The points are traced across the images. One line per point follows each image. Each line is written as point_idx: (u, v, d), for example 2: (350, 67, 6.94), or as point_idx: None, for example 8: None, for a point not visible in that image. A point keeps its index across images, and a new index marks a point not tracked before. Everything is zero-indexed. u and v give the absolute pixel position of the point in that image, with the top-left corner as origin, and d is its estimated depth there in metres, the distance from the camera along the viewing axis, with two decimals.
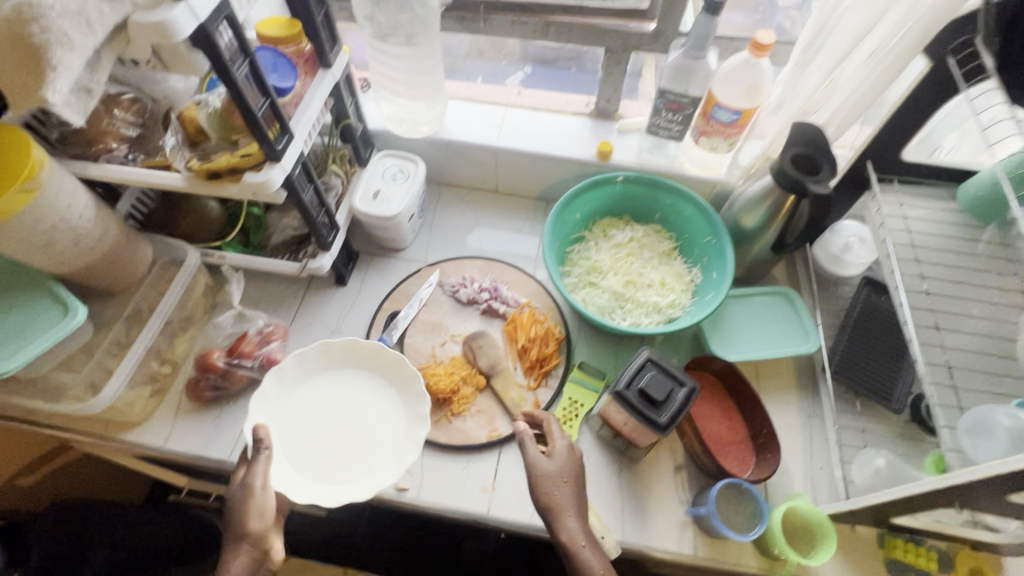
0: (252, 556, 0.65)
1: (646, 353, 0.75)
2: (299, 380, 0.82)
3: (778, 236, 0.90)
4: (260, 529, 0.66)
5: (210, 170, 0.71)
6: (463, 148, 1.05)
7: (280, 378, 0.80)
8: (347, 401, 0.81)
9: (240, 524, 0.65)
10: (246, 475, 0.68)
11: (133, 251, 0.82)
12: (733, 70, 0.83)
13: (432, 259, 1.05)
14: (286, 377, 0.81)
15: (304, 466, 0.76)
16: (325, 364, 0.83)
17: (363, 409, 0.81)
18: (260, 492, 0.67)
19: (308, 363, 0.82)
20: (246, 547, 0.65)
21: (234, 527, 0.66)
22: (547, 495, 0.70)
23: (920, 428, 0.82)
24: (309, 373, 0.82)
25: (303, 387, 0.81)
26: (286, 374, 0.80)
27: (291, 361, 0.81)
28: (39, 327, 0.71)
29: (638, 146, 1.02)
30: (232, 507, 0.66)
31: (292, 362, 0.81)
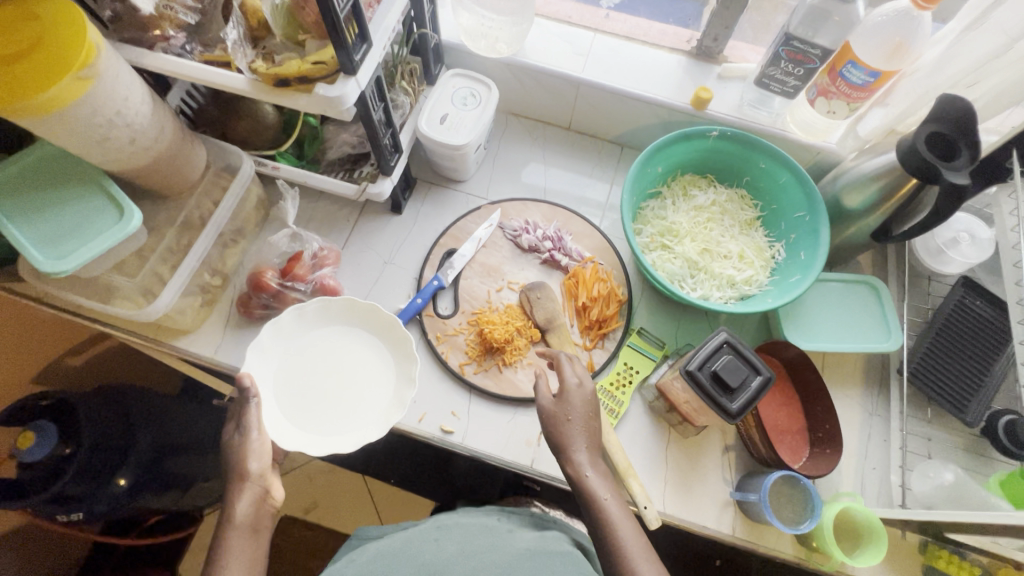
0: (256, 494, 0.65)
1: (724, 335, 0.70)
2: (297, 334, 0.79)
3: (884, 224, 0.81)
4: (258, 470, 0.66)
5: (277, 75, 0.64)
6: (542, 76, 0.94)
7: (279, 328, 0.78)
8: (342, 356, 0.79)
9: (240, 467, 0.65)
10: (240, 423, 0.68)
11: (188, 154, 0.77)
12: (882, 20, 0.71)
13: (493, 197, 0.98)
14: (286, 329, 0.79)
15: (294, 413, 0.75)
16: (325, 318, 0.80)
17: (360, 367, 0.79)
18: (257, 436, 0.67)
19: (310, 315, 0.80)
20: (250, 487, 0.65)
21: (234, 470, 0.66)
22: (557, 433, 0.69)
23: (989, 443, 0.80)
24: (308, 327, 0.80)
25: (312, 334, 0.80)
26: (284, 327, 0.78)
27: (291, 312, 0.78)
28: (94, 227, 0.68)
29: (740, 96, 0.91)
30: (229, 454, 0.66)
31: (311, 307, 0.80)
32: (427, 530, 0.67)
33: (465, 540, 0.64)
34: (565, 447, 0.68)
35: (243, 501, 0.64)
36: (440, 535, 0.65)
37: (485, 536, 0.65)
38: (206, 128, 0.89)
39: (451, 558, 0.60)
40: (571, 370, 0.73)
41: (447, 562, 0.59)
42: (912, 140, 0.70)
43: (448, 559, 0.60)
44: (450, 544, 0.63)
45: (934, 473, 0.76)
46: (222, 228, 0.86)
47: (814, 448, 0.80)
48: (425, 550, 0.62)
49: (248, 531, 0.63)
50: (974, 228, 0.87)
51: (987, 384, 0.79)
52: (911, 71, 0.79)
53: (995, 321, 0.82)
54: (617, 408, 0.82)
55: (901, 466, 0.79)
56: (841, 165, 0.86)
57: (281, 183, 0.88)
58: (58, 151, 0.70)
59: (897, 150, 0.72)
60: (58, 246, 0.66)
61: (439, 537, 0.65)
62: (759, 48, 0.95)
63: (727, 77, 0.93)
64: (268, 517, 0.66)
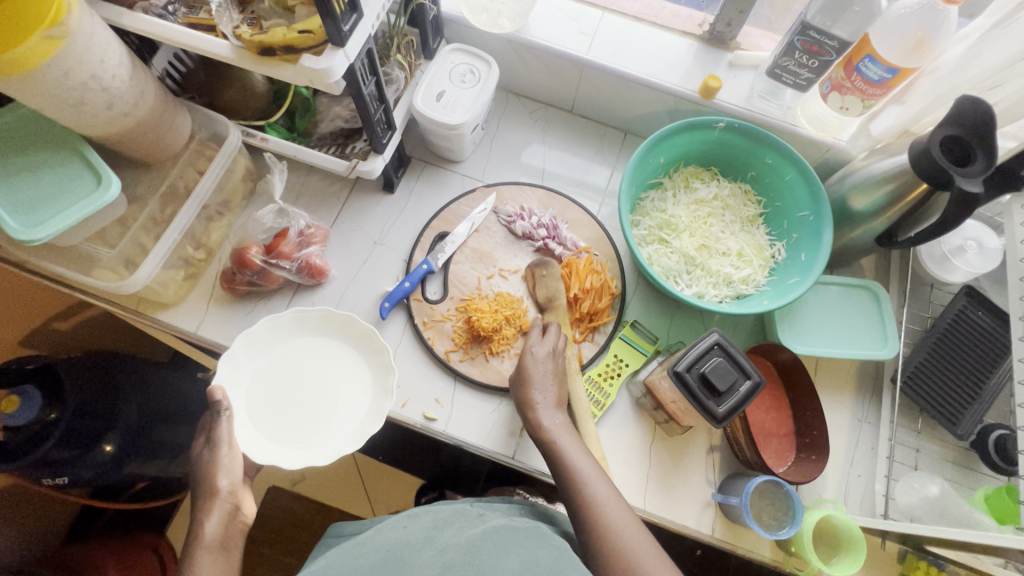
0: (224, 512, 0.64)
1: (716, 337, 0.68)
2: (273, 344, 0.78)
3: (889, 228, 0.78)
4: (228, 486, 0.66)
5: (262, 44, 0.60)
6: (545, 55, 0.90)
7: (254, 338, 0.76)
8: (319, 367, 0.78)
9: (210, 483, 0.65)
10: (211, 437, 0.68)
11: (170, 121, 0.74)
12: (905, 13, 0.68)
13: (489, 180, 0.95)
14: (263, 338, 0.77)
15: (267, 425, 0.74)
16: (302, 329, 0.79)
17: (337, 379, 0.77)
18: (226, 451, 0.67)
19: (286, 325, 0.78)
20: (219, 504, 0.64)
21: (204, 487, 0.65)
22: (525, 413, 0.72)
23: (977, 457, 0.79)
24: (285, 337, 0.78)
25: (288, 345, 0.78)
26: (259, 337, 0.77)
27: (267, 322, 0.77)
28: (69, 195, 0.65)
29: (750, 86, 0.87)
30: (198, 469, 0.67)
31: (288, 317, 0.78)
32: (398, 520, 0.65)
33: (433, 525, 0.62)
34: (529, 405, 0.71)
35: (210, 521, 0.63)
36: (409, 522, 0.63)
37: (454, 520, 0.63)
38: (193, 94, 0.85)
39: (415, 543, 0.58)
40: (538, 340, 0.76)
41: (409, 546, 0.58)
42: (926, 143, 0.67)
43: (412, 544, 0.58)
44: (418, 529, 0.61)
45: (919, 485, 0.75)
46: (207, 200, 0.83)
47: (800, 453, 0.79)
48: (390, 537, 0.60)
49: (217, 550, 0.62)
50: (983, 237, 0.84)
51: (981, 397, 0.78)
52: (932, 69, 0.75)
53: (995, 333, 0.80)
54: (603, 401, 0.81)
55: (886, 476, 0.78)
56: (851, 164, 0.83)
57: (268, 155, 0.85)
58: (32, 113, 0.67)
59: (910, 153, 0.69)
60: (31, 214, 0.63)
61: (408, 524, 0.63)
62: (774, 36, 0.91)
63: (739, 66, 0.89)
64: (238, 534, 0.65)
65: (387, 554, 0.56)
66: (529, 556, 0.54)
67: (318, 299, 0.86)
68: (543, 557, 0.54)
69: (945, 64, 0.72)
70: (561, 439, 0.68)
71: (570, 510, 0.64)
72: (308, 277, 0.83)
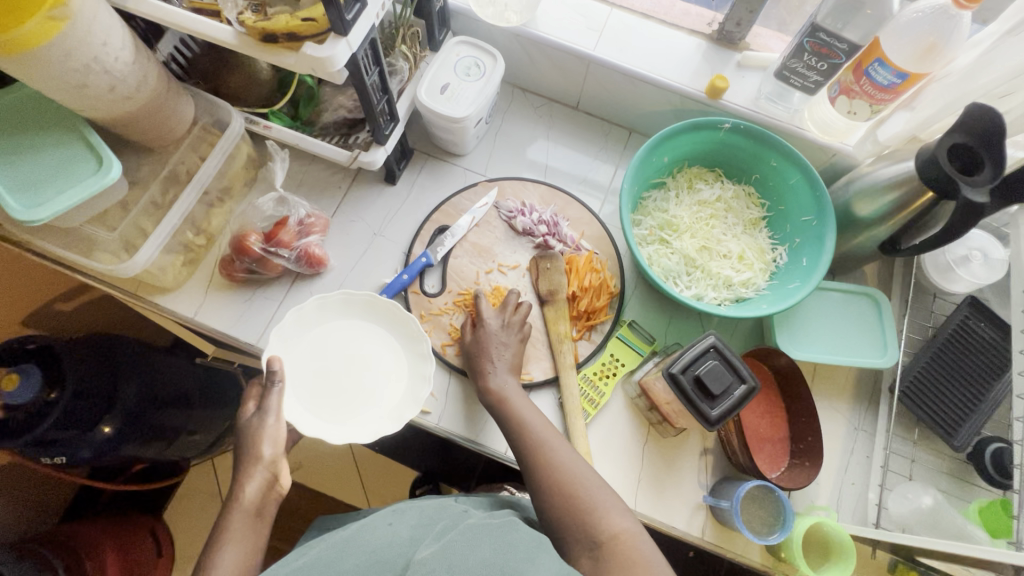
0: (264, 479, 0.65)
1: (711, 340, 0.67)
2: (319, 323, 0.78)
3: (892, 236, 0.77)
4: (271, 455, 0.66)
5: (264, 30, 0.60)
6: (552, 50, 0.89)
7: (302, 315, 0.76)
8: (360, 349, 0.78)
9: (253, 450, 0.65)
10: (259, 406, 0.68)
11: (172, 106, 0.75)
12: (917, 16, 0.66)
13: (491, 174, 0.95)
14: (307, 316, 0.77)
15: (312, 400, 0.74)
16: (347, 311, 0.79)
17: (376, 362, 0.78)
18: (273, 421, 0.67)
19: (332, 305, 0.79)
20: (260, 471, 0.65)
21: (248, 453, 0.65)
22: (516, 408, 0.72)
23: (973, 469, 0.78)
24: (330, 317, 0.79)
25: (332, 324, 0.78)
26: (306, 314, 0.77)
27: (315, 301, 0.77)
28: (71, 176, 0.65)
29: (757, 88, 0.86)
30: (244, 433, 0.66)
31: (336, 296, 0.78)
32: (383, 515, 0.63)
33: (418, 523, 0.60)
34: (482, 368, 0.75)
35: (251, 485, 0.64)
36: (394, 519, 0.61)
37: (439, 516, 0.62)
38: (198, 80, 0.85)
39: (401, 544, 0.57)
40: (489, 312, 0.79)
41: (395, 548, 0.56)
42: (931, 151, 0.66)
43: (398, 545, 0.56)
44: (404, 527, 0.60)
45: (912, 496, 0.75)
46: (209, 185, 0.83)
47: (793, 459, 0.78)
48: (376, 536, 0.58)
49: (253, 516, 0.63)
50: (988, 248, 0.83)
51: (979, 410, 0.77)
52: (942, 75, 0.74)
53: (997, 346, 0.79)
54: (597, 399, 0.80)
55: (880, 485, 0.78)
56: (856, 169, 0.82)
57: (271, 143, 0.84)
58: (34, 94, 0.67)
59: (916, 161, 0.68)
60: (32, 195, 0.64)
61: (393, 521, 0.61)
62: (784, 37, 0.90)
63: (747, 66, 0.88)
64: (274, 501, 0.66)
65: (370, 556, 0.55)
66: (505, 546, 0.53)
67: (317, 288, 0.86)
68: (518, 546, 0.53)
69: (956, 70, 0.71)
70: (553, 437, 0.68)
71: (557, 510, 0.64)
72: (306, 266, 0.83)
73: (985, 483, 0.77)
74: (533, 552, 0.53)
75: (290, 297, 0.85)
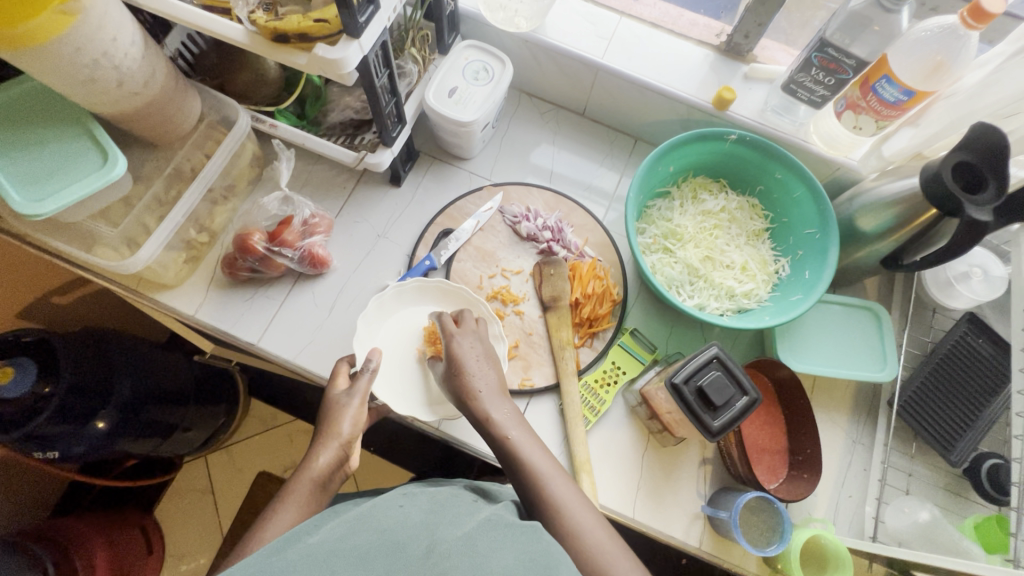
0: (337, 454, 0.65)
1: (714, 351, 0.68)
2: (397, 310, 0.82)
3: (894, 251, 0.78)
4: (348, 433, 0.67)
5: (276, 30, 0.60)
6: (560, 57, 0.89)
7: (381, 302, 0.80)
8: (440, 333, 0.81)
9: (333, 424, 0.66)
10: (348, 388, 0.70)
11: (180, 102, 0.74)
12: (925, 35, 0.67)
13: (497, 178, 0.95)
14: (387, 304, 0.81)
15: (400, 381, 0.78)
16: (421, 297, 0.83)
17: None
18: (356, 401, 0.69)
19: (408, 292, 0.82)
20: (333, 445, 0.65)
21: (325, 426, 0.67)
22: None
23: (970, 485, 0.79)
24: (407, 303, 0.82)
25: (413, 310, 0.82)
26: (385, 302, 0.81)
27: (392, 289, 0.81)
28: (76, 171, 0.65)
29: (764, 99, 0.86)
30: (328, 408, 0.68)
31: (411, 285, 0.82)
32: (393, 497, 0.62)
33: (429, 508, 0.60)
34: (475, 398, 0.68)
35: (324, 454, 0.64)
36: (406, 502, 0.60)
37: (449, 506, 0.61)
38: (204, 76, 0.85)
39: (413, 525, 0.55)
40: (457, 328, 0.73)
41: (407, 529, 0.54)
42: (937, 168, 0.67)
43: (410, 527, 0.55)
44: (416, 510, 0.59)
45: (909, 510, 0.76)
46: (214, 183, 0.82)
47: (792, 471, 0.78)
48: (388, 516, 0.57)
49: (318, 487, 0.63)
50: (988, 265, 0.84)
51: (976, 427, 0.78)
52: (949, 93, 0.74)
53: (994, 363, 0.80)
54: (598, 407, 0.80)
55: (877, 498, 0.78)
56: (860, 184, 0.83)
57: (277, 142, 0.84)
58: (41, 87, 0.67)
59: (921, 178, 0.69)
60: (36, 188, 0.63)
61: (405, 503, 0.60)
62: (792, 50, 0.90)
63: (754, 78, 0.88)
64: (338, 479, 0.65)
65: (384, 535, 0.53)
66: (525, 553, 0.53)
67: (319, 289, 0.86)
68: (540, 556, 0.53)
69: (963, 90, 0.72)
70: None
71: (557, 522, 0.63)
72: (309, 266, 0.83)
73: (980, 498, 0.78)
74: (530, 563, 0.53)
75: (292, 297, 0.85)
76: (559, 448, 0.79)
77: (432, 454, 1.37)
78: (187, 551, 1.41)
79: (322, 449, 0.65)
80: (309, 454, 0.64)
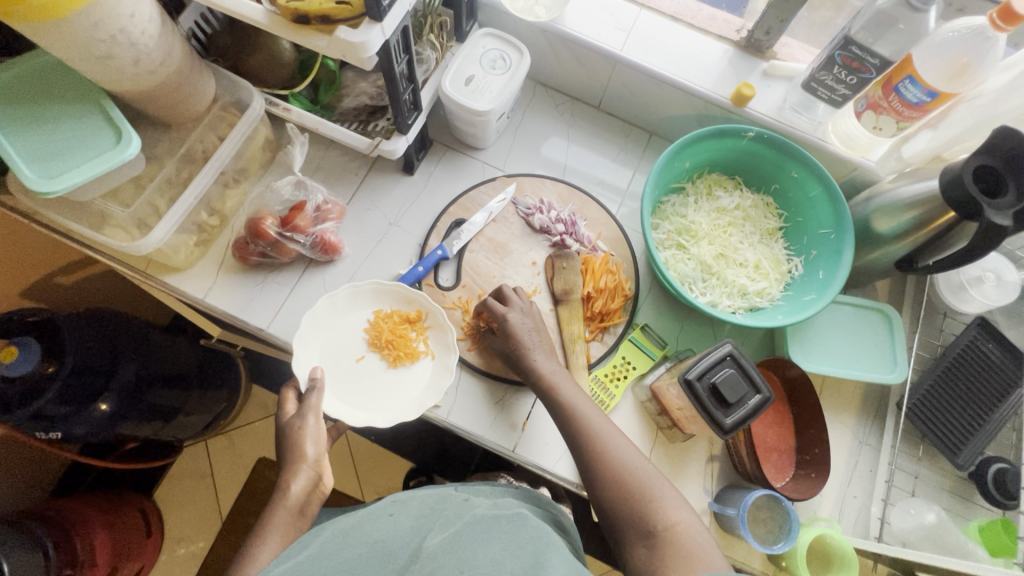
0: (310, 477, 0.66)
1: (728, 348, 0.68)
2: (333, 320, 0.80)
3: (908, 254, 0.78)
4: (314, 454, 0.67)
5: (297, 11, 0.59)
6: (579, 48, 0.88)
7: (315, 316, 0.78)
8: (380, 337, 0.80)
9: (297, 448, 0.67)
10: (299, 409, 0.70)
11: (195, 82, 0.73)
12: (951, 36, 0.67)
13: (510, 170, 0.94)
14: (323, 315, 0.79)
15: (351, 393, 0.77)
16: (357, 302, 0.81)
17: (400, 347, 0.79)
18: (312, 421, 0.69)
19: (341, 301, 0.80)
20: (304, 470, 0.66)
21: (292, 450, 0.67)
22: None
23: (974, 488, 0.79)
24: (342, 313, 0.80)
25: (349, 319, 0.80)
26: (321, 313, 0.78)
27: (324, 301, 0.78)
28: (89, 148, 0.64)
29: (783, 97, 0.86)
30: (286, 433, 0.68)
31: (343, 293, 0.80)
32: (382, 507, 0.63)
33: (420, 513, 0.61)
34: (525, 356, 0.74)
35: (297, 481, 0.65)
36: (396, 511, 0.62)
37: (441, 508, 0.62)
38: (218, 56, 0.83)
39: (404, 535, 0.57)
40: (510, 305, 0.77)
41: (398, 537, 0.56)
42: (957, 172, 0.66)
43: (401, 537, 0.56)
44: (407, 518, 0.60)
45: (915, 512, 0.76)
46: (226, 165, 0.81)
47: (799, 470, 0.79)
48: (377, 528, 0.58)
49: (295, 514, 0.64)
50: (1001, 271, 0.84)
51: (983, 431, 0.78)
52: (971, 96, 0.74)
53: (1005, 368, 0.80)
54: (608, 401, 0.80)
55: (884, 499, 0.78)
56: (877, 185, 0.82)
57: (290, 126, 0.83)
58: (55, 62, 0.66)
59: (942, 179, 0.68)
60: (49, 165, 0.62)
61: (395, 512, 0.62)
62: (812, 48, 0.90)
63: (773, 76, 0.87)
64: (317, 502, 0.67)
65: (375, 545, 0.55)
66: (517, 545, 0.53)
67: (329, 275, 0.85)
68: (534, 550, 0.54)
69: (986, 92, 0.71)
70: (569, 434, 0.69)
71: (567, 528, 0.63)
72: (321, 253, 0.82)
73: (985, 502, 0.78)
74: (541, 555, 0.53)
75: (301, 283, 0.84)
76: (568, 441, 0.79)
77: (433, 446, 1.37)
78: (186, 535, 1.41)
79: (289, 476, 0.66)
80: (280, 481, 0.65)
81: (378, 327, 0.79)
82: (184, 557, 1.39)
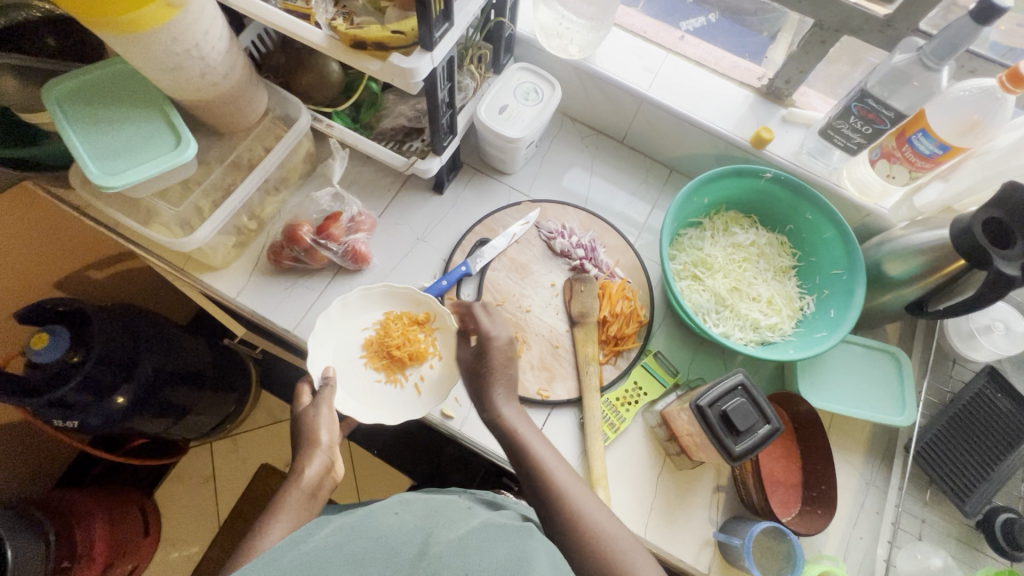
0: (323, 462, 0.68)
1: (739, 377, 0.70)
2: (344, 320, 0.83)
3: (920, 298, 0.80)
4: (328, 440, 0.70)
5: (355, 38, 0.64)
6: (609, 86, 0.94)
7: (328, 316, 0.81)
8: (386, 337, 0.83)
9: (311, 434, 0.70)
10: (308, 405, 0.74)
11: (250, 97, 0.79)
12: (963, 95, 0.71)
13: (535, 195, 0.98)
14: (336, 316, 0.82)
15: (361, 392, 0.80)
16: (367, 305, 0.84)
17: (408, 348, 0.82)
18: (326, 411, 0.72)
19: (352, 302, 0.83)
20: (320, 454, 0.68)
21: (306, 436, 0.70)
22: None
23: (983, 538, 0.79)
24: (353, 315, 0.83)
25: (360, 319, 0.84)
26: (335, 313, 0.81)
27: (337, 302, 0.81)
28: (149, 148, 0.69)
29: (800, 142, 0.90)
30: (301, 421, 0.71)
31: (355, 295, 0.83)
32: (388, 505, 0.64)
33: (425, 515, 0.62)
34: None
35: (312, 464, 0.67)
36: (401, 509, 0.63)
37: (443, 510, 0.64)
38: (270, 74, 0.89)
39: (408, 531, 0.58)
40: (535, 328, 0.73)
41: (402, 536, 0.56)
42: (967, 223, 0.69)
43: (405, 534, 0.57)
44: (411, 517, 0.61)
45: (922, 557, 0.76)
46: (269, 174, 0.86)
47: (805, 505, 0.79)
48: (384, 524, 0.59)
49: (308, 495, 0.65)
50: (1010, 321, 0.86)
51: (992, 479, 0.79)
52: (981, 152, 0.78)
53: (1012, 417, 0.81)
54: (618, 424, 0.82)
55: (890, 541, 0.79)
56: (891, 231, 0.85)
57: (333, 142, 0.88)
58: (129, 69, 0.72)
59: (951, 230, 0.71)
60: (110, 162, 0.67)
61: (400, 510, 0.62)
62: (829, 99, 0.94)
63: (791, 122, 0.92)
64: (328, 486, 0.68)
65: (379, 541, 0.55)
66: (519, 551, 0.54)
67: (357, 282, 0.89)
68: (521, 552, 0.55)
69: (996, 148, 0.76)
70: None
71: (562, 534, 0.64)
72: (351, 262, 0.86)
73: (993, 552, 0.79)
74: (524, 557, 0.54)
75: (330, 288, 0.88)
76: (575, 460, 0.80)
77: (433, 463, 1.38)
78: (180, 538, 1.41)
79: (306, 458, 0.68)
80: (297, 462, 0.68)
81: (387, 328, 0.82)
82: (176, 560, 1.38)
